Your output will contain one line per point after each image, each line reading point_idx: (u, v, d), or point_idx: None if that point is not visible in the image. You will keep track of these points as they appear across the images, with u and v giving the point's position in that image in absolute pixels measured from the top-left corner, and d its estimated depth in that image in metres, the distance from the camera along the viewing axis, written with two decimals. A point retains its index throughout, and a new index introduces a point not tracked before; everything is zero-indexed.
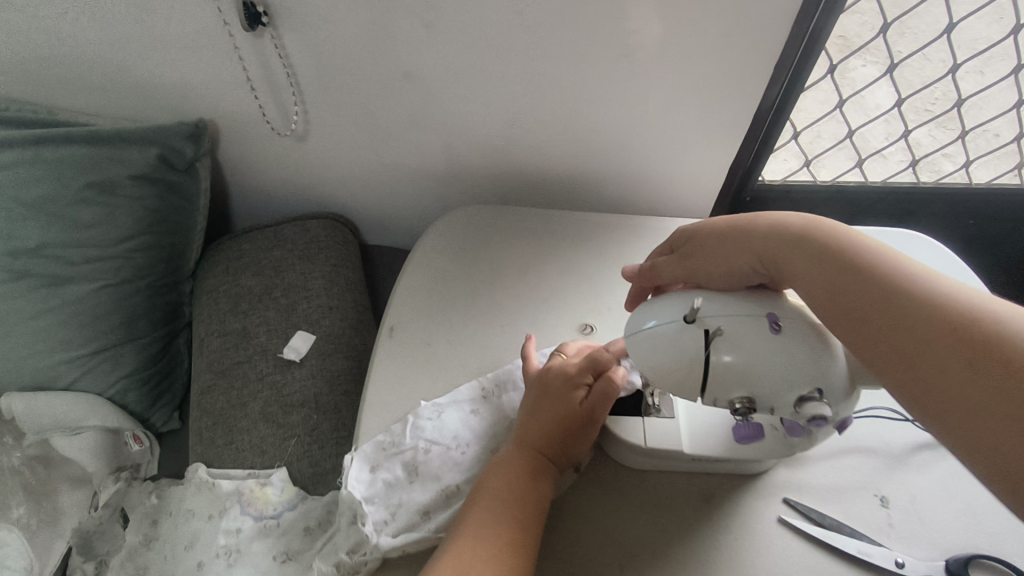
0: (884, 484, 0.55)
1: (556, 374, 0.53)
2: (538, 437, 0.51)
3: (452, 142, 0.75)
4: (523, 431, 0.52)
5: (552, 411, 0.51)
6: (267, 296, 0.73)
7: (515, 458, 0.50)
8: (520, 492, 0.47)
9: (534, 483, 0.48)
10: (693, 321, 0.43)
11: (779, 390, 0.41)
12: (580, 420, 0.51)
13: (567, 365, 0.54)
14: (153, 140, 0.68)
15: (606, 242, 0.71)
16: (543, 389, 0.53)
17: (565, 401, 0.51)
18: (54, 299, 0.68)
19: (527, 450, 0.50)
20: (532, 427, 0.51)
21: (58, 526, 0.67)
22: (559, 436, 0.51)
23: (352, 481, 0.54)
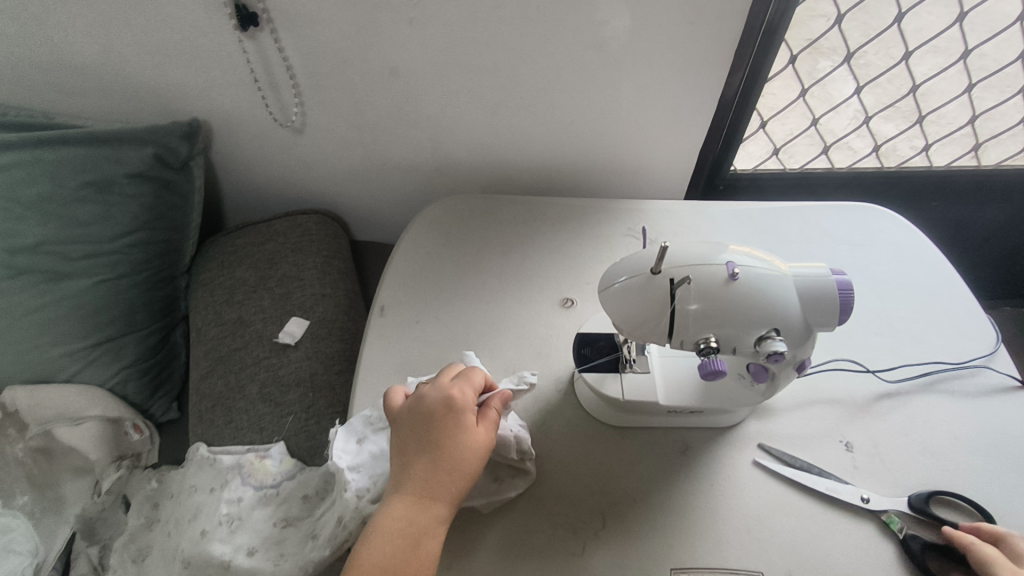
0: (849, 431, 0.58)
1: (445, 403, 0.49)
2: (445, 478, 0.46)
3: (435, 135, 0.79)
4: (425, 476, 0.46)
5: (452, 445, 0.47)
6: (262, 286, 0.76)
7: (410, 511, 0.45)
8: (420, 552, 0.44)
9: (421, 540, 0.44)
10: (660, 272, 0.45)
11: (733, 328, 0.45)
12: (485, 450, 0.48)
13: (449, 391, 0.50)
14: (149, 139, 0.71)
15: (585, 223, 0.75)
16: (433, 421, 0.48)
17: (467, 432, 0.48)
18: (54, 292, 0.71)
19: (431, 499, 0.45)
20: (416, 473, 0.46)
21: (63, 511, 0.71)
22: (469, 469, 0.47)
23: (337, 452, 0.55)
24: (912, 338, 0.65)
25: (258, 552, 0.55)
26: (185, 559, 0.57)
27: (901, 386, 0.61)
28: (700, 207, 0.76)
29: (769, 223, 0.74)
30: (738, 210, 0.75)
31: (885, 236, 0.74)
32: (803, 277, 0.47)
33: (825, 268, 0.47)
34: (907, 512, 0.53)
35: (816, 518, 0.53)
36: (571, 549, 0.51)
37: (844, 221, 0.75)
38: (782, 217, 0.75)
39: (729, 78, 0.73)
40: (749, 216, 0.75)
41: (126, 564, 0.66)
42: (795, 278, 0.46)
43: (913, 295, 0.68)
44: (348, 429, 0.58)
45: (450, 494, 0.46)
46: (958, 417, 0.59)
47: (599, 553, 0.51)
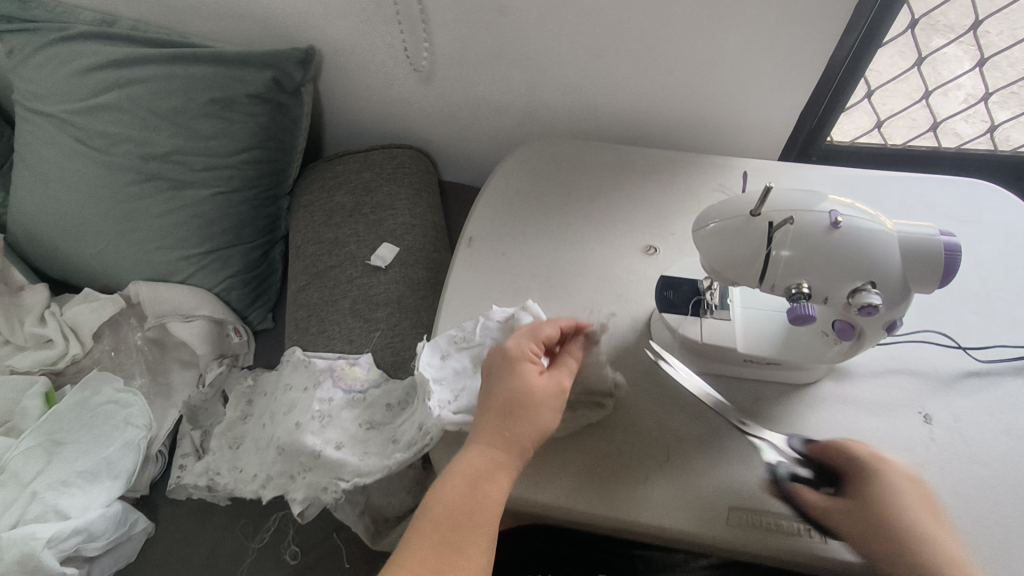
0: (930, 403, 0.57)
1: (505, 354, 0.50)
2: (515, 421, 0.47)
3: (533, 80, 0.80)
4: (493, 424, 0.46)
5: (520, 392, 0.48)
6: (357, 212, 0.80)
7: (478, 456, 0.45)
8: (486, 493, 0.44)
9: (485, 484, 0.44)
10: (758, 216, 0.46)
11: (828, 276, 0.46)
12: (552, 397, 0.48)
13: (517, 343, 0.51)
14: (269, 63, 0.75)
15: (675, 174, 0.75)
16: (498, 372, 0.49)
17: (533, 381, 0.48)
18: (177, 200, 0.78)
19: (497, 443, 0.46)
20: (484, 422, 0.47)
21: (171, 398, 0.79)
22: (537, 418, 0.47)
23: (423, 364, 0.58)
24: (1010, 320, 0.63)
25: (346, 446, 0.60)
26: (280, 447, 0.64)
27: (993, 365, 0.60)
28: (794, 168, 0.74)
29: (867, 189, 0.72)
30: (834, 174, 0.74)
31: (994, 215, 0.70)
32: (908, 234, 0.46)
33: (933, 227, 0.46)
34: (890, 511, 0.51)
35: None
36: (634, 475, 0.53)
37: (950, 195, 0.72)
38: (882, 186, 0.72)
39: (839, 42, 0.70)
40: (846, 181, 0.73)
41: (224, 449, 0.73)
42: (899, 235, 0.46)
43: (1017, 279, 0.65)
44: (436, 345, 0.60)
45: (519, 439, 0.46)
46: None
47: (659, 483, 0.53)
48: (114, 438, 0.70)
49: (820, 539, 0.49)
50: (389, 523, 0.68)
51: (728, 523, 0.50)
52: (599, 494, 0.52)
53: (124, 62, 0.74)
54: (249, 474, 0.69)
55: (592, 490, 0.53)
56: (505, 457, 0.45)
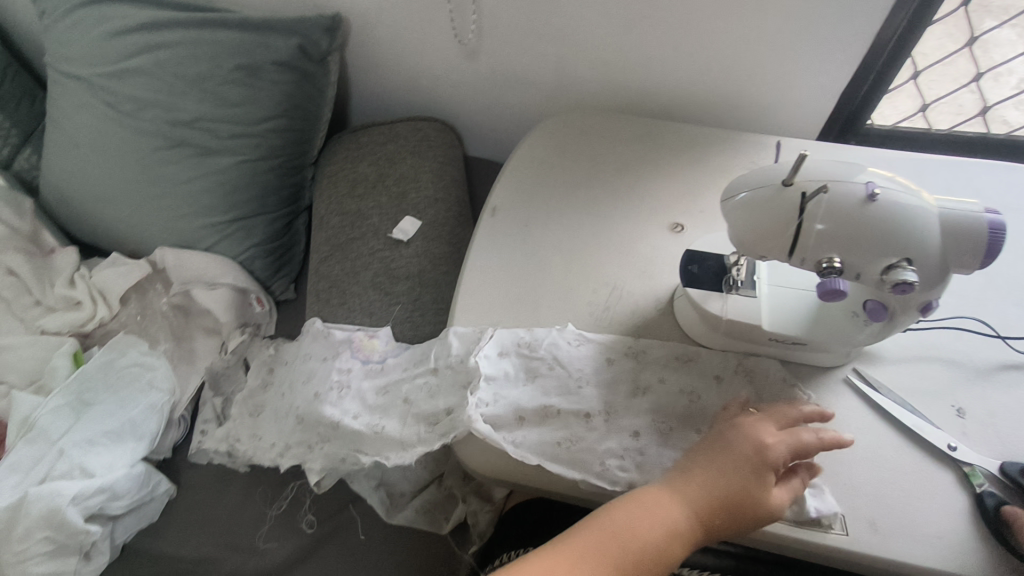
0: (962, 397, 0.55)
1: (758, 449, 0.47)
2: (726, 515, 0.46)
3: (562, 52, 0.78)
4: (714, 497, 0.46)
5: (748, 494, 0.46)
6: (381, 184, 0.79)
7: (670, 520, 0.45)
8: (656, 559, 0.45)
9: (658, 554, 0.45)
10: (790, 185, 0.44)
11: (861, 251, 0.43)
12: (779, 512, 0.46)
13: (770, 437, 0.48)
14: (295, 30, 0.75)
15: (707, 152, 0.73)
16: (742, 461, 0.47)
17: (769, 491, 0.46)
18: (203, 167, 0.78)
19: (699, 518, 0.46)
20: (694, 488, 0.46)
21: (194, 365, 0.80)
22: (755, 519, 0.46)
23: (480, 355, 0.57)
24: None
25: (363, 417, 0.60)
26: (299, 416, 0.65)
27: None
28: (833, 148, 0.71)
29: (908, 172, 0.69)
30: (875, 155, 0.70)
31: None
32: (949, 209, 0.43)
33: (976, 203, 0.44)
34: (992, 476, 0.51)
35: (908, 474, 0.52)
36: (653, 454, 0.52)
37: (997, 182, 0.68)
38: (924, 169, 0.69)
39: (889, 18, 0.66)
40: (887, 163, 0.70)
41: (245, 417, 0.74)
42: (939, 209, 0.43)
43: None
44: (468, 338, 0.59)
45: (699, 518, 0.46)
46: None
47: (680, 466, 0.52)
48: (139, 401, 0.72)
49: (841, 532, 0.49)
50: (403, 498, 0.69)
51: None
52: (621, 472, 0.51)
53: (154, 27, 0.74)
54: (268, 442, 0.70)
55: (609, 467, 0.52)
56: (683, 533, 0.45)
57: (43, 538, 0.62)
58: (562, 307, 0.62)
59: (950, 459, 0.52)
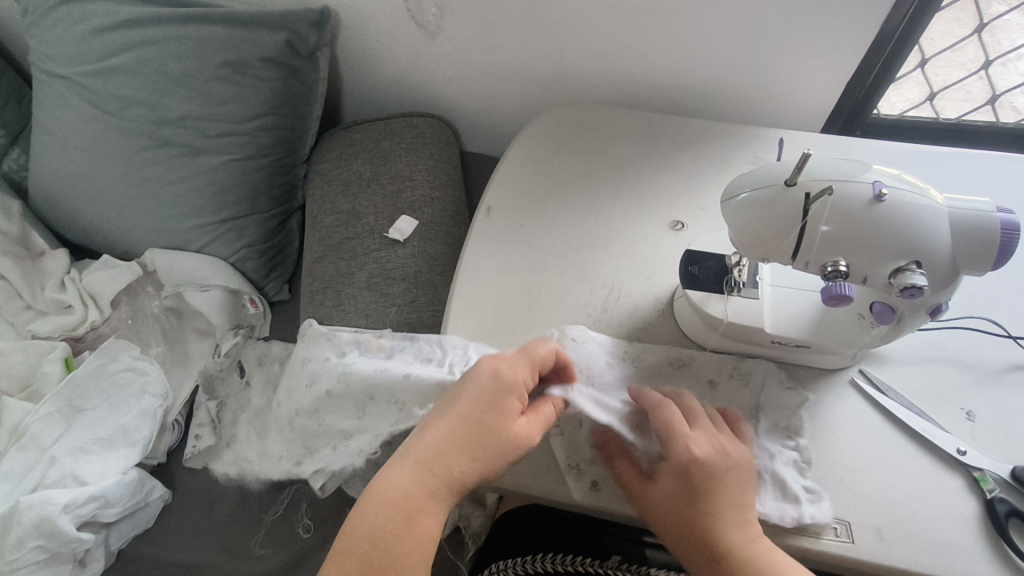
0: (973, 399, 0.54)
1: (497, 379, 0.46)
2: (472, 443, 0.43)
3: (558, 43, 0.75)
4: (446, 448, 0.43)
5: (492, 437, 0.43)
6: (375, 182, 0.77)
7: (410, 486, 0.41)
8: (412, 532, 0.40)
9: (417, 532, 0.40)
10: (794, 185, 0.42)
11: (869, 255, 0.42)
12: (519, 444, 0.44)
13: (518, 370, 0.47)
14: (283, 25, 0.73)
15: (708, 146, 0.71)
16: (495, 400, 0.45)
17: (509, 420, 0.44)
18: (191, 167, 0.77)
19: (430, 473, 0.42)
20: (430, 447, 0.43)
21: (188, 367, 0.79)
22: (499, 458, 0.43)
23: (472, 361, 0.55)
24: None
25: None
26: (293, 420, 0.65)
27: None
28: (838, 142, 0.69)
29: (916, 165, 0.67)
30: (881, 148, 0.68)
31: None
32: (961, 210, 0.41)
33: (989, 203, 0.42)
34: (1004, 479, 0.50)
35: (918, 481, 0.50)
36: (650, 456, 0.51)
37: (1008, 174, 0.66)
38: (933, 162, 0.67)
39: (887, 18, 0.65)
40: (895, 156, 0.67)
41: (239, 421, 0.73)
42: (950, 209, 0.41)
43: None
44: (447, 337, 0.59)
45: (451, 481, 0.42)
46: None
47: None
48: (131, 406, 0.70)
49: (846, 539, 0.48)
50: None
51: None
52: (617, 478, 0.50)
53: (136, 23, 0.71)
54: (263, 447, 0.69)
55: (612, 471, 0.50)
56: (423, 505, 0.41)
57: (35, 548, 0.61)
58: (560, 308, 0.60)
59: (959, 463, 0.50)
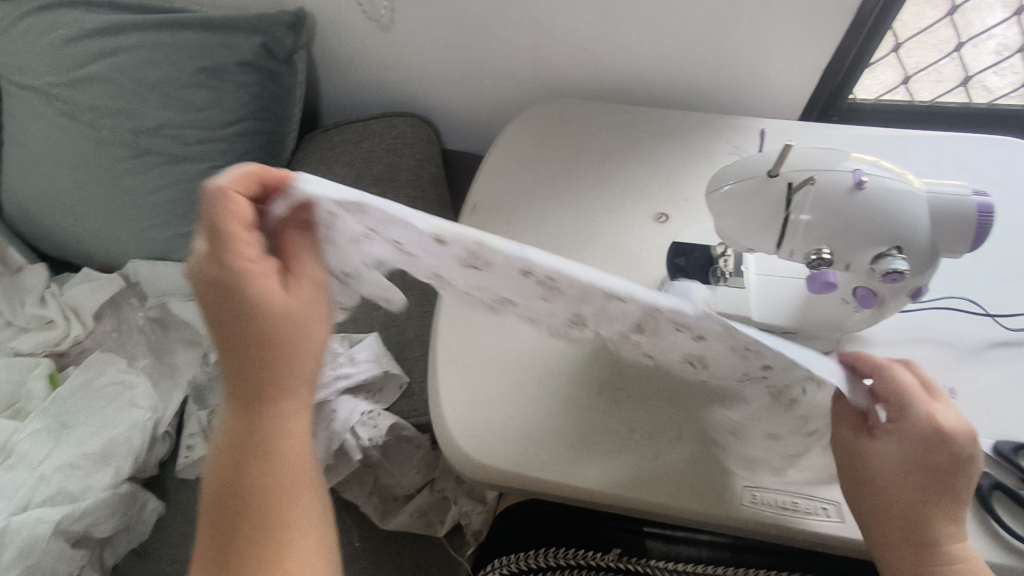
0: (955, 377, 0.55)
1: (217, 272, 0.37)
2: (267, 347, 0.39)
3: (536, 39, 0.75)
4: (245, 356, 0.39)
5: (266, 325, 0.39)
6: (358, 184, 0.77)
7: (244, 421, 0.40)
8: (278, 449, 0.39)
9: (277, 445, 0.39)
10: (777, 176, 0.42)
11: (852, 241, 0.42)
12: (307, 309, 0.41)
13: (244, 232, 0.38)
14: (259, 28, 0.72)
15: (689, 137, 0.72)
16: (223, 293, 0.38)
17: (259, 295, 0.38)
18: (170, 175, 0.76)
19: (256, 397, 0.40)
20: (232, 365, 0.40)
21: (176, 378, 0.78)
22: (303, 334, 0.41)
23: (451, 360, 0.57)
24: None
25: None
26: None
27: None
28: (816, 129, 0.70)
29: (891, 150, 0.68)
30: (857, 134, 0.70)
31: None
32: (938, 193, 0.42)
33: (966, 186, 0.43)
34: (989, 454, 0.51)
35: None
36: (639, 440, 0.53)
37: (981, 155, 0.68)
38: (908, 146, 0.68)
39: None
40: (870, 142, 0.69)
41: None
42: (928, 194, 0.42)
43: None
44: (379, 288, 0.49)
45: (281, 380, 0.40)
46: None
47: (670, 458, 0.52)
48: (120, 420, 0.69)
49: (837, 519, 0.49)
50: (398, 502, 0.68)
51: (743, 502, 0.50)
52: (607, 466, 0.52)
53: (108, 31, 0.70)
54: None
55: (601, 462, 0.52)
56: (269, 420, 0.40)
57: (29, 568, 0.60)
58: None
59: None
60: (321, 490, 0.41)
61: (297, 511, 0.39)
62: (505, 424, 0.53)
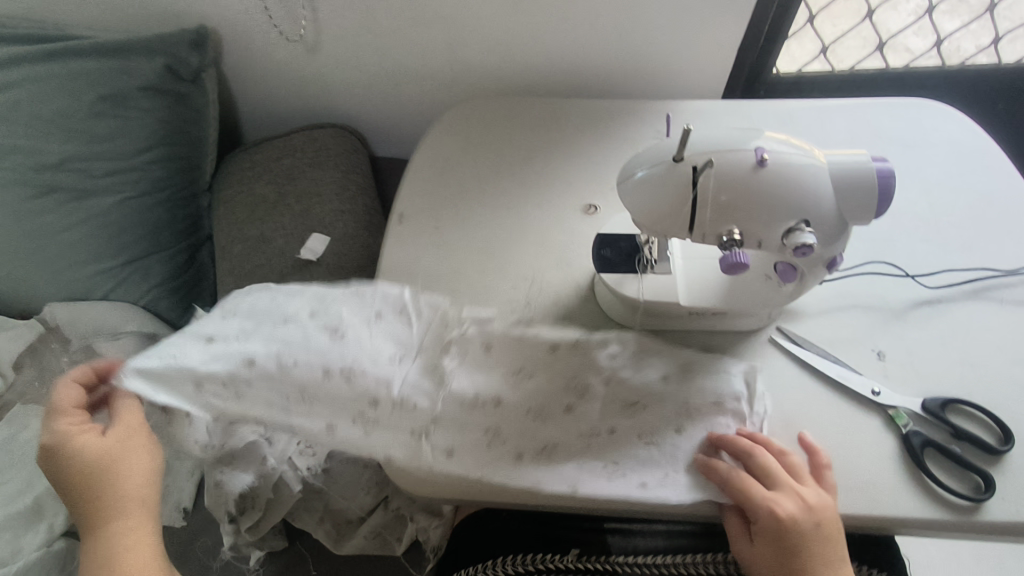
0: (882, 340, 0.56)
1: (49, 452, 0.47)
2: (89, 487, 0.47)
3: (452, 38, 0.74)
4: (84, 511, 0.47)
5: (90, 480, 0.47)
6: (281, 203, 0.75)
7: (95, 544, 0.46)
8: (133, 552, 0.47)
9: (131, 558, 0.46)
10: (682, 161, 0.42)
11: (762, 219, 0.42)
12: (124, 450, 0.48)
13: (66, 397, 0.48)
14: (159, 49, 0.69)
15: (612, 125, 0.71)
16: (55, 458, 0.47)
17: (84, 440, 0.47)
18: (81, 211, 0.72)
19: (96, 518, 0.47)
20: (76, 497, 0.47)
21: None
22: (130, 472, 0.48)
23: None
24: (959, 244, 0.61)
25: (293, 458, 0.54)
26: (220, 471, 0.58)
27: (944, 292, 0.58)
28: (736, 107, 0.70)
29: (809, 121, 0.69)
30: (777, 109, 0.70)
31: (940, 134, 0.68)
32: (839, 164, 0.43)
33: (865, 154, 0.43)
34: (919, 413, 0.52)
35: (839, 425, 0.52)
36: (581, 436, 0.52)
37: (895, 118, 0.69)
38: (825, 115, 0.69)
39: None
40: (790, 115, 0.69)
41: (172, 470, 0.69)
42: (830, 166, 0.43)
43: (965, 198, 0.63)
44: (277, 296, 0.52)
45: (129, 509, 0.48)
46: (998, 326, 0.56)
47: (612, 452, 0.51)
48: None
49: None
50: (351, 526, 0.66)
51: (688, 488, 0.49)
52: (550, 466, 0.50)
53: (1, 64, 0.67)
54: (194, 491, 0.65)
55: None
56: (117, 535, 0.47)
57: None
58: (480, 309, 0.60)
59: (876, 403, 0.53)
60: (167, 556, 0.49)
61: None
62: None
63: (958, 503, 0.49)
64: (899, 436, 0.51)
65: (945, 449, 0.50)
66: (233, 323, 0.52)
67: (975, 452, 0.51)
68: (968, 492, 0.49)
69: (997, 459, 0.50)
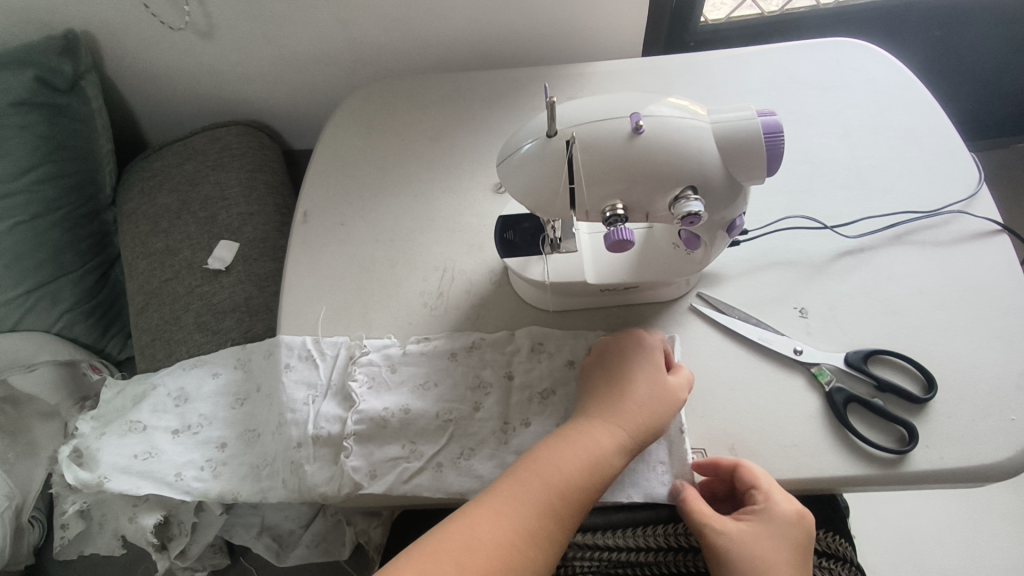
0: (804, 296, 0.54)
1: (627, 355, 0.49)
2: (629, 415, 0.46)
3: (345, 19, 0.69)
4: (615, 430, 0.46)
5: (646, 412, 0.46)
6: (186, 212, 0.71)
7: (585, 468, 0.43)
8: (566, 496, 0.42)
9: (574, 494, 0.43)
10: (555, 136, 0.39)
11: (645, 190, 0.40)
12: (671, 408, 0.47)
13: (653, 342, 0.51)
14: (28, 60, 0.65)
15: (520, 96, 0.68)
16: (623, 377, 0.48)
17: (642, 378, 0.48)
18: None
19: (598, 444, 0.45)
20: (618, 416, 0.46)
21: (37, 455, 0.71)
22: (652, 426, 0.46)
23: (294, 384, 0.53)
24: (880, 188, 0.59)
25: (204, 478, 0.52)
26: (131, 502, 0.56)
27: (865, 241, 0.56)
28: (651, 64, 0.67)
29: (726, 72, 0.66)
30: (693, 62, 0.67)
31: (861, 74, 0.65)
32: (723, 122, 0.40)
33: (751, 108, 0.41)
34: (842, 368, 0.51)
35: (762, 389, 0.51)
36: (497, 426, 0.50)
37: (814, 62, 0.66)
38: (741, 65, 0.66)
39: None
40: (705, 68, 0.66)
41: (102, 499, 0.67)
42: (714, 126, 0.40)
43: (885, 139, 0.61)
44: (186, 368, 0.59)
45: (619, 452, 0.45)
46: (921, 270, 0.54)
47: (529, 437, 0.50)
48: None
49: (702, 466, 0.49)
50: (293, 535, 0.66)
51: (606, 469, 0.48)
52: (467, 458, 0.49)
53: None
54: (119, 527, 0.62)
55: (467, 467, 0.49)
56: (597, 478, 0.44)
57: None
58: (392, 305, 0.57)
59: (798, 362, 0.51)
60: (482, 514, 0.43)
61: (566, 465, 0.43)
62: (357, 449, 0.50)
63: (882, 456, 0.47)
64: (821, 395, 0.50)
65: (868, 403, 0.49)
66: (144, 407, 0.57)
67: (898, 403, 0.49)
68: (893, 445, 0.48)
69: (921, 408, 0.49)
